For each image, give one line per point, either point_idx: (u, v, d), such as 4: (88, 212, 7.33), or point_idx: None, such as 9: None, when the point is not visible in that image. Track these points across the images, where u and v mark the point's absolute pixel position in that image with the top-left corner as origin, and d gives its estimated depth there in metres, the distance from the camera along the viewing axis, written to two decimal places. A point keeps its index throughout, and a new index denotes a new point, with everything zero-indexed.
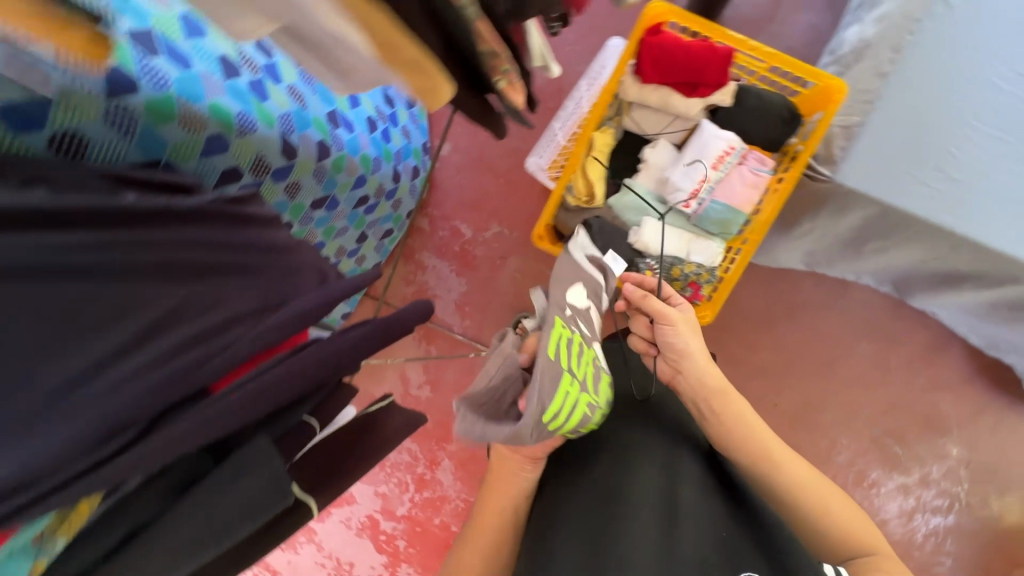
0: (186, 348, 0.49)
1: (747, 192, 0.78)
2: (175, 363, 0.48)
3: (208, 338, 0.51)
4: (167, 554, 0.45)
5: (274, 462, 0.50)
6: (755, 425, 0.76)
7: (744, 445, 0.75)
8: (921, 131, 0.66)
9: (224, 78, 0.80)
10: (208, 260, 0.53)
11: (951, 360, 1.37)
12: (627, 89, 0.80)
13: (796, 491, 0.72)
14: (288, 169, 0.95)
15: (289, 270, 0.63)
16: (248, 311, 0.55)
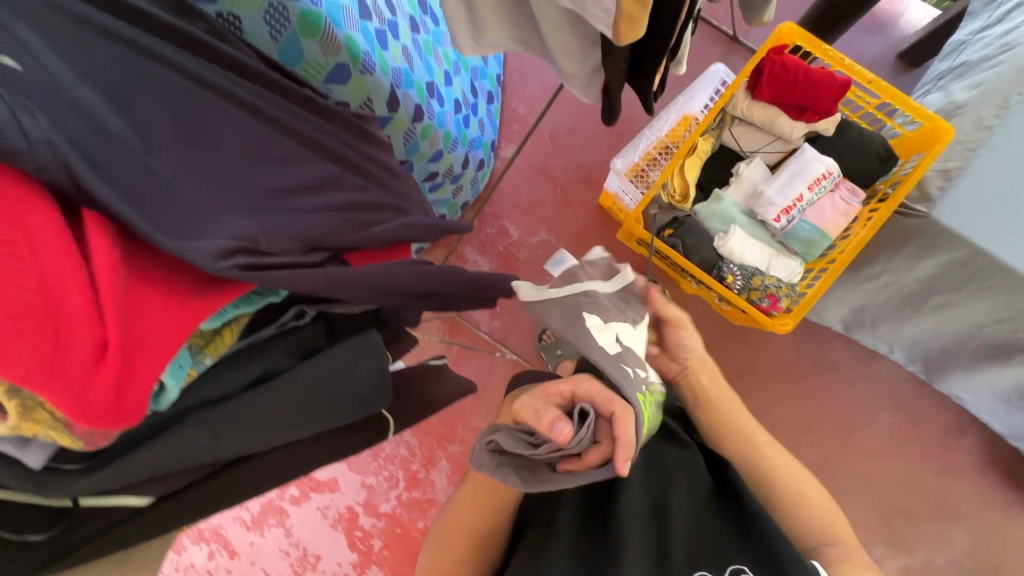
0: (330, 210, 0.48)
1: (837, 218, 0.81)
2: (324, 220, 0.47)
3: (350, 212, 0.50)
4: (286, 408, 0.40)
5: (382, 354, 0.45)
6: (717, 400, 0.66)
7: (718, 421, 0.65)
8: (1012, 176, 0.69)
9: (360, 17, 0.83)
10: (338, 151, 0.53)
11: (968, 446, 1.38)
12: (737, 103, 0.84)
13: (779, 475, 0.61)
14: (387, 120, 0.97)
15: (407, 191, 0.61)
16: (381, 207, 0.54)
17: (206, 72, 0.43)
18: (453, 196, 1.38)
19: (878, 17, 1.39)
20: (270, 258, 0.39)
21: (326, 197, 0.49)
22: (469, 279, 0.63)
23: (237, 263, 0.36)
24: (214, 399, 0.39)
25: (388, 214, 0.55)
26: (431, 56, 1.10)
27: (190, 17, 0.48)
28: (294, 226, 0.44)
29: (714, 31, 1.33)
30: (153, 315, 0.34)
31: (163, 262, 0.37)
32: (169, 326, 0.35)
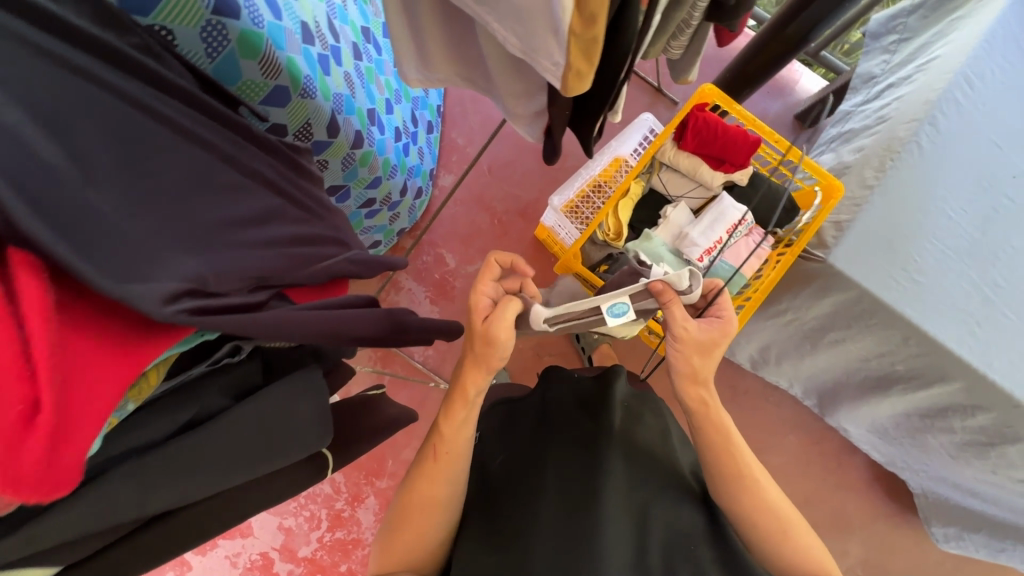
0: (275, 246, 0.47)
1: (749, 260, 0.89)
2: (277, 257, 0.46)
3: (293, 247, 0.49)
4: (226, 453, 0.37)
5: (319, 393, 0.46)
6: (722, 429, 0.71)
7: (716, 449, 0.70)
8: (891, 234, 0.81)
9: (302, 41, 0.82)
10: (281, 185, 0.52)
11: (858, 464, 1.54)
12: (664, 152, 0.91)
13: (764, 510, 0.67)
14: (326, 145, 0.94)
15: (337, 226, 0.62)
16: (323, 243, 0.54)
17: (149, 96, 0.40)
18: (389, 222, 1.36)
19: (779, 82, 1.57)
20: (220, 300, 0.37)
21: (268, 232, 0.47)
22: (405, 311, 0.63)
23: (185, 310, 0.34)
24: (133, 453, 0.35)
25: (332, 248, 0.54)
26: (373, 84, 1.10)
27: (122, 32, 0.45)
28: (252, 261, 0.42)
29: (641, 83, 1.44)
30: (92, 366, 0.32)
31: (100, 309, 0.34)
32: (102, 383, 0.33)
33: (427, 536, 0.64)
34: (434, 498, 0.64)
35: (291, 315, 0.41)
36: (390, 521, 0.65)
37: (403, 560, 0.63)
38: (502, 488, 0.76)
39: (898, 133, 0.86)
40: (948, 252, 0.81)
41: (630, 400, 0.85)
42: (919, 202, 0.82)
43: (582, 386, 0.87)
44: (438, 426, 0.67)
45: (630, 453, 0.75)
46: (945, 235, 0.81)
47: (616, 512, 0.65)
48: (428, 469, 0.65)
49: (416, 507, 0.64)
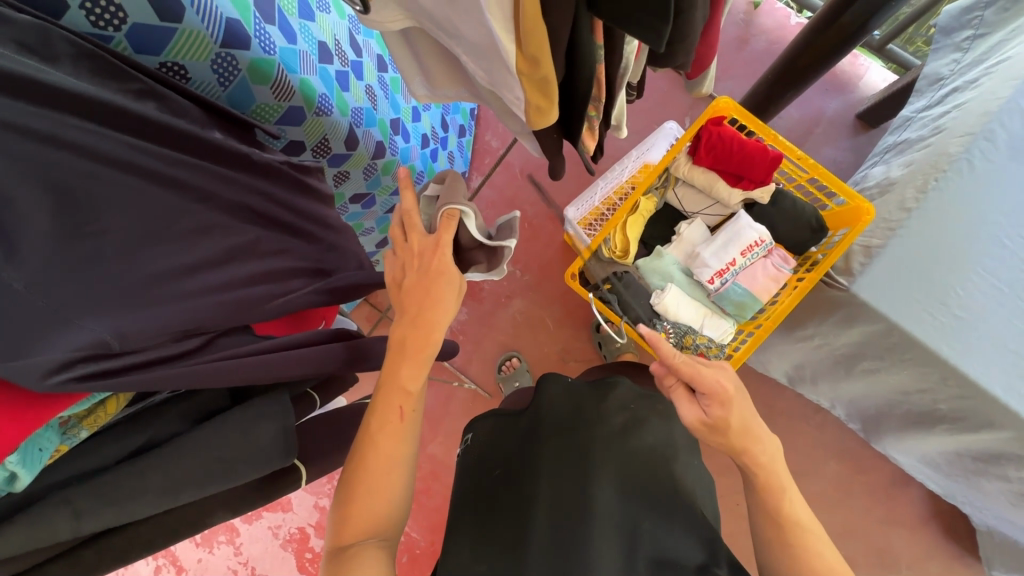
0: (244, 283, 0.50)
1: (765, 284, 0.84)
2: (239, 297, 0.49)
3: (261, 282, 0.52)
4: (174, 477, 0.41)
5: (283, 415, 0.49)
6: (760, 463, 0.57)
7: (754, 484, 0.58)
8: (927, 256, 0.73)
9: (319, 61, 0.85)
10: (268, 213, 0.55)
11: (910, 497, 1.41)
12: (679, 166, 0.87)
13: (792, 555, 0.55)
14: (345, 157, 0.98)
15: (334, 246, 0.63)
16: (295, 274, 0.57)
17: (115, 145, 0.42)
18: None
19: (840, 78, 1.43)
20: (126, 359, 0.41)
21: (236, 270, 0.50)
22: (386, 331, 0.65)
23: (74, 377, 0.38)
24: (88, 472, 0.41)
25: (302, 279, 0.57)
26: (398, 94, 1.12)
27: (122, 79, 0.51)
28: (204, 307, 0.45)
29: (681, 82, 1.36)
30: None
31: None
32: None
33: (389, 506, 0.55)
34: (394, 459, 0.56)
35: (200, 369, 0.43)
36: (343, 491, 0.56)
37: (364, 533, 0.54)
38: (495, 498, 0.70)
39: (949, 148, 0.76)
40: (997, 284, 0.72)
41: (634, 402, 0.76)
42: (965, 226, 0.73)
43: (573, 389, 0.79)
44: (399, 377, 0.59)
45: (626, 464, 0.68)
46: (994, 265, 0.72)
47: (606, 535, 0.60)
48: (393, 428, 0.57)
49: (375, 468, 0.55)
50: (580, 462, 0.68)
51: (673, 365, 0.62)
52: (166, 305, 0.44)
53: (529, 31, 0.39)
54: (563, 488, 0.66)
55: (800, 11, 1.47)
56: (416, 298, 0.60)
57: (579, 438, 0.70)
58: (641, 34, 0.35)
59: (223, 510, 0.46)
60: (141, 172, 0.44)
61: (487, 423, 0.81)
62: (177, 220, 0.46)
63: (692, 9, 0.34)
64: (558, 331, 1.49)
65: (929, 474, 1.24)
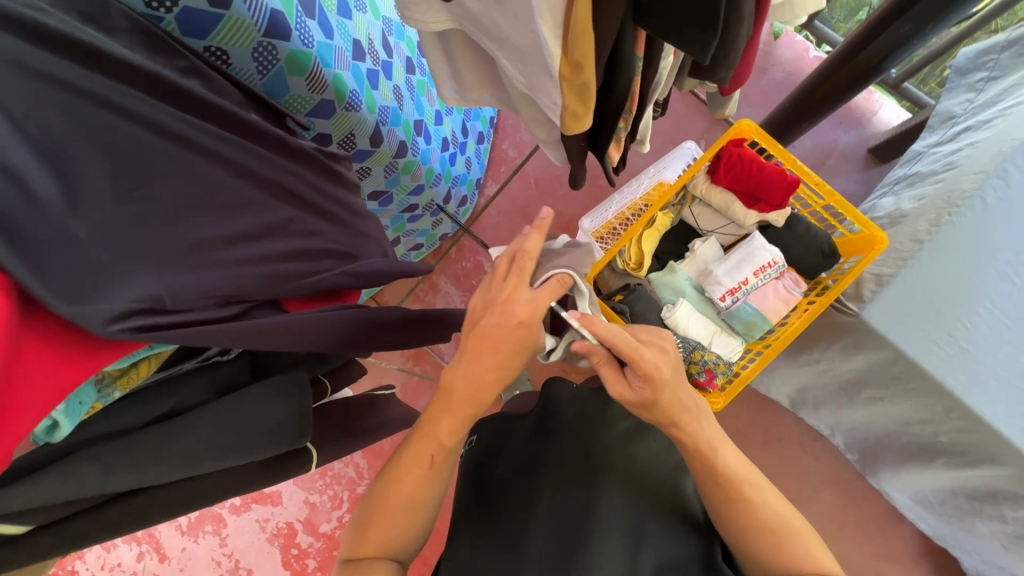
0: (276, 260, 0.51)
1: (776, 305, 0.85)
2: (271, 273, 0.50)
3: (291, 260, 0.53)
4: (198, 444, 0.41)
5: (302, 396, 0.50)
6: (682, 424, 0.59)
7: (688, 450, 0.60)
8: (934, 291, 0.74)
9: (352, 58, 0.87)
10: (302, 195, 0.56)
11: (901, 535, 1.40)
12: (697, 184, 0.89)
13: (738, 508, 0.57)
14: (369, 153, 1.00)
15: (360, 232, 0.64)
16: (325, 256, 0.57)
17: (169, 118, 0.43)
18: (431, 226, 1.41)
19: (854, 112, 1.46)
20: (173, 317, 0.42)
21: (272, 246, 0.51)
22: (407, 317, 0.66)
23: (130, 329, 0.38)
24: (110, 433, 0.41)
25: (331, 261, 0.58)
26: (423, 96, 1.15)
27: (169, 56, 0.51)
28: (236, 278, 0.46)
29: (699, 105, 1.39)
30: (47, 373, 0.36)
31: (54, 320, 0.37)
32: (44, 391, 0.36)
33: (403, 539, 0.57)
34: (415, 502, 0.57)
35: (244, 330, 0.44)
36: (365, 514, 0.58)
37: (378, 556, 0.56)
38: (500, 497, 0.70)
39: (962, 185, 0.78)
40: (1006, 319, 0.72)
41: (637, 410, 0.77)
42: (973, 259, 0.74)
43: (580, 395, 0.80)
44: (434, 427, 0.57)
45: (632, 469, 0.68)
46: (1002, 300, 0.73)
47: (610, 534, 0.60)
48: (420, 473, 0.57)
49: (396, 504, 0.57)
50: (584, 462, 0.68)
51: (613, 341, 0.56)
52: (200, 273, 0.44)
53: (577, 36, 0.40)
54: (567, 489, 0.66)
55: (818, 45, 1.50)
56: (479, 349, 0.54)
57: (585, 440, 0.71)
58: (689, 49, 0.37)
59: (238, 484, 0.47)
60: (187, 144, 0.45)
61: (494, 423, 0.83)
62: (218, 194, 0.47)
63: (739, 26, 0.35)
64: None
65: (922, 512, 1.24)
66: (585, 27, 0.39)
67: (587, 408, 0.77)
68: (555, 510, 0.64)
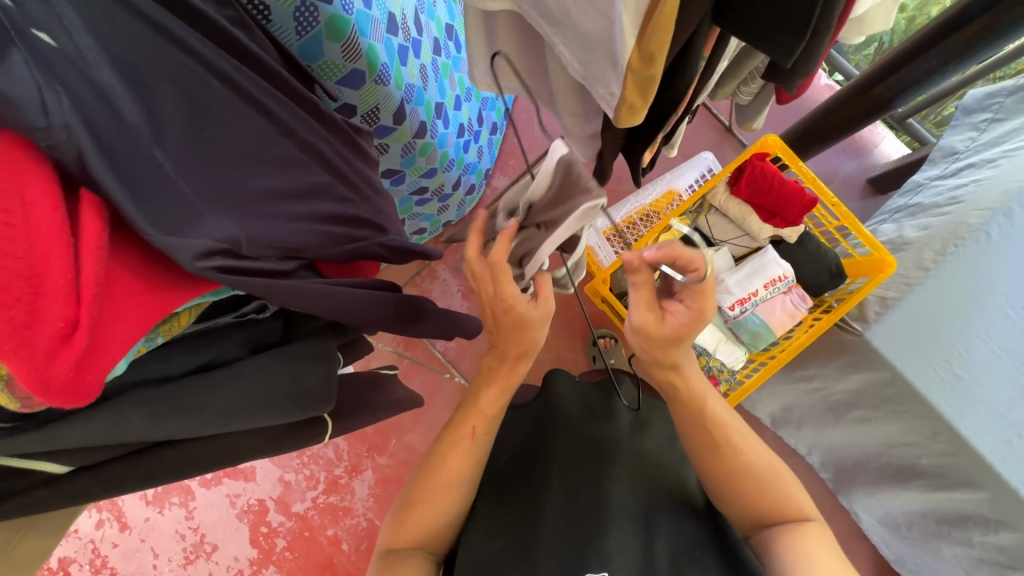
0: (320, 220, 0.50)
1: (782, 318, 0.87)
2: (319, 231, 0.49)
3: (334, 224, 0.52)
4: (235, 400, 0.40)
5: (328, 363, 0.49)
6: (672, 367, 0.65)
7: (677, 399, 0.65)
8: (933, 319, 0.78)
9: (386, 31, 0.86)
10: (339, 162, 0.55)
11: (863, 555, 1.45)
12: (716, 194, 0.91)
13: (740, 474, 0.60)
14: (390, 130, 0.99)
15: (381, 210, 0.64)
16: (361, 225, 0.57)
17: (229, 63, 0.43)
18: (437, 212, 1.39)
19: (857, 142, 1.51)
20: (251, 263, 0.40)
21: (316, 205, 0.50)
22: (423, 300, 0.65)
23: (216, 266, 0.36)
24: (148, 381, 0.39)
25: (367, 231, 0.57)
26: (446, 79, 1.13)
27: (223, 3, 0.50)
28: (285, 234, 0.45)
29: (711, 120, 1.41)
30: (123, 300, 0.33)
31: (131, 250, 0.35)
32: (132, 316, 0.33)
33: (444, 514, 0.62)
34: (456, 478, 0.62)
35: (306, 290, 0.43)
36: (405, 499, 0.62)
37: (417, 539, 0.60)
38: (508, 486, 0.70)
39: (968, 220, 0.82)
40: (999, 351, 0.76)
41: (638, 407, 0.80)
42: (974, 291, 0.77)
43: (579, 394, 0.80)
44: (475, 402, 0.67)
45: (640, 462, 0.69)
46: (997, 332, 0.76)
47: (624, 523, 0.60)
48: (461, 446, 0.64)
49: (438, 480, 0.62)
50: (592, 451, 0.70)
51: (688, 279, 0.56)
52: (253, 223, 0.42)
53: (657, 28, 0.41)
54: (576, 481, 0.66)
55: (829, 74, 1.54)
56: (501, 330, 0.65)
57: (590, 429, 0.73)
58: (772, 52, 0.38)
59: (259, 444, 0.46)
60: (243, 93, 0.44)
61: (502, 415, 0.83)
62: (270, 147, 0.46)
63: (826, 34, 0.36)
64: (555, 340, 1.50)
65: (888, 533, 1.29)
66: (668, 22, 0.40)
67: (591, 402, 0.79)
68: (565, 497, 0.64)
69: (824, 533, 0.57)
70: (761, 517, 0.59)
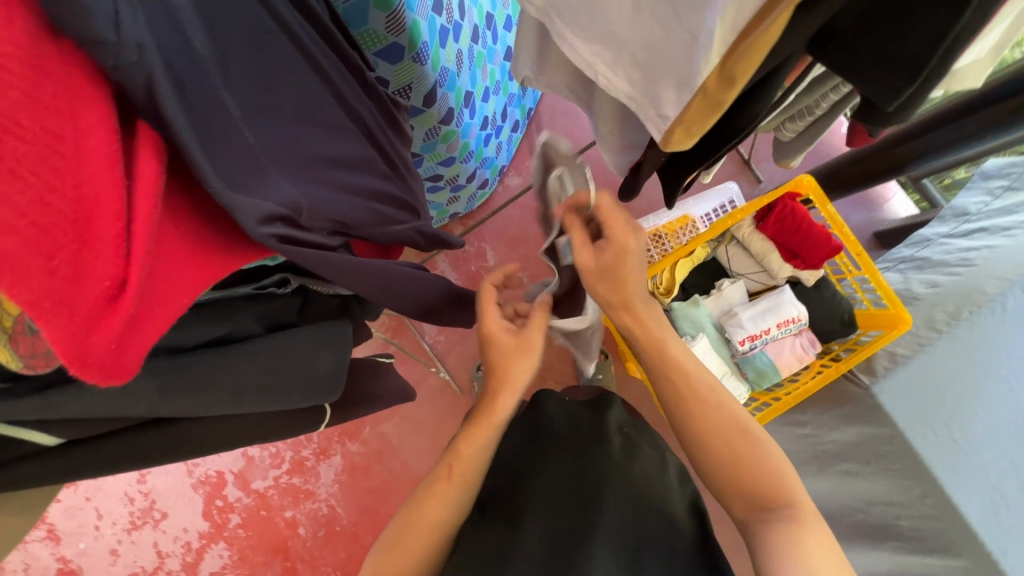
0: (372, 197, 0.47)
1: (789, 359, 0.86)
2: (372, 208, 0.46)
3: (379, 202, 0.49)
4: (241, 381, 0.37)
5: (343, 342, 0.44)
6: (651, 330, 0.59)
7: (663, 370, 0.58)
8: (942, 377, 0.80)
9: (432, 9, 0.82)
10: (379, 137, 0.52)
11: None
12: (741, 227, 0.90)
13: (714, 431, 0.54)
14: (417, 112, 0.95)
15: (413, 191, 0.61)
16: (399, 206, 0.53)
17: (289, 11, 0.39)
18: (447, 203, 1.35)
19: (870, 195, 1.52)
20: (310, 237, 0.36)
21: (365, 182, 0.47)
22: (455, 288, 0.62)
23: (277, 235, 0.33)
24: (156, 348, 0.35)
25: (405, 214, 0.54)
26: (479, 69, 1.10)
27: None
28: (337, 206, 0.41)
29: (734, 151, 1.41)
30: (172, 259, 0.29)
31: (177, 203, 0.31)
32: (178, 280, 0.29)
33: (426, 559, 0.55)
34: (432, 523, 0.56)
35: (354, 269, 0.40)
36: (377, 548, 0.55)
37: None
38: (499, 499, 0.66)
39: (984, 287, 0.82)
40: (1003, 423, 0.75)
41: (629, 426, 0.74)
42: (982, 359, 0.78)
43: (573, 409, 0.77)
44: (454, 445, 0.60)
45: (629, 489, 0.62)
46: (1006, 404, 0.75)
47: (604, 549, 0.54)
48: (441, 488, 0.57)
49: (412, 528, 0.55)
50: (581, 477, 0.65)
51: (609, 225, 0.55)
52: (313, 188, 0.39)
53: (749, 50, 0.37)
54: (565, 502, 0.62)
55: None
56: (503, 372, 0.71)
57: (581, 453, 0.68)
58: (874, 94, 0.36)
59: (247, 430, 0.41)
60: (300, 50, 0.40)
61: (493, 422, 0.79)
62: (323, 110, 0.42)
63: (937, 83, 0.35)
64: None
65: None
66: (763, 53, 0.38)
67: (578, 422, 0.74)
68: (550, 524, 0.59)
69: (819, 524, 0.47)
70: (748, 490, 0.51)
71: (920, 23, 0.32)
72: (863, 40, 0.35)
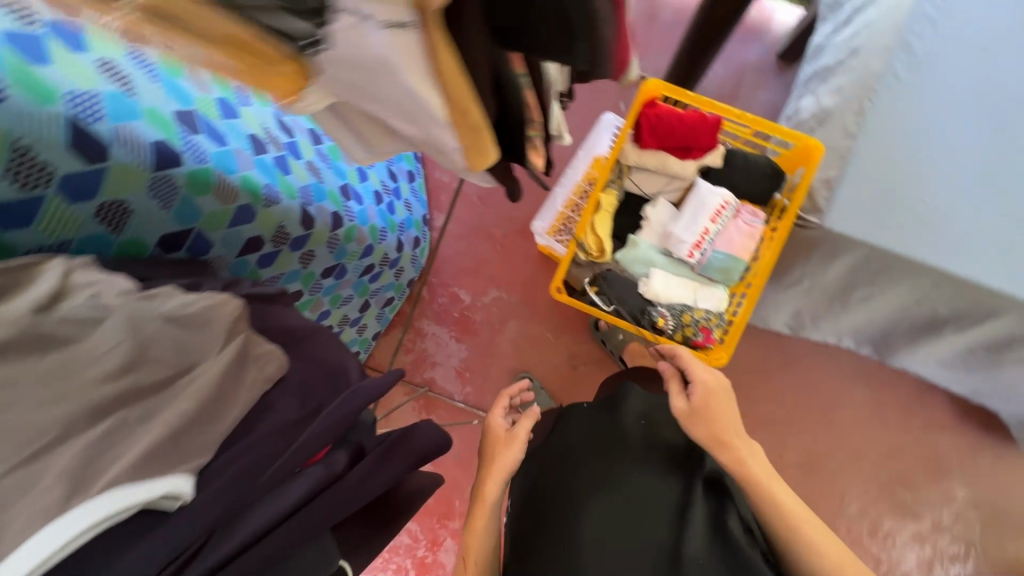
0: (235, 463, 0.54)
1: (745, 242, 0.85)
2: (266, 444, 0.56)
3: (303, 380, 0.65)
4: None
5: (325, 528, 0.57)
6: (772, 491, 0.70)
7: (763, 506, 0.70)
8: (892, 176, 0.74)
9: (254, 154, 0.84)
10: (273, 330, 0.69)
11: (941, 404, 1.44)
12: (628, 155, 0.88)
13: (785, 525, 0.68)
14: (304, 239, 0.97)
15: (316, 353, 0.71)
16: (279, 404, 0.61)
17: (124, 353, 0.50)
18: (395, 278, 1.42)
19: (748, 25, 1.47)
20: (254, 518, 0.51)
21: (220, 425, 0.54)
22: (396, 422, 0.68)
23: None
24: None
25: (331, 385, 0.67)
26: (340, 160, 1.11)
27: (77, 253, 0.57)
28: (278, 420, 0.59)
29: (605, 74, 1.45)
30: None
31: None
32: None
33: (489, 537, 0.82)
34: (490, 501, 0.83)
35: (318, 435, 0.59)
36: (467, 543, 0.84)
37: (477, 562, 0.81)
38: (553, 503, 0.84)
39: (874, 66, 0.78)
40: (961, 180, 0.74)
41: (647, 408, 0.89)
42: (914, 141, 0.75)
43: (593, 414, 0.92)
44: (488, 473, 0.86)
45: (648, 491, 0.80)
46: (951, 164, 0.74)
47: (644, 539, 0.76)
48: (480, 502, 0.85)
49: (480, 515, 0.83)
50: (609, 477, 0.82)
51: None
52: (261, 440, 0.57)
53: (449, 84, 0.45)
54: (604, 513, 0.78)
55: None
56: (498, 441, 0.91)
57: (614, 461, 0.83)
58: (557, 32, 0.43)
59: None
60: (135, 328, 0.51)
61: (547, 443, 0.95)
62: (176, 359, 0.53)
63: (579, 12, 0.41)
64: (557, 340, 1.54)
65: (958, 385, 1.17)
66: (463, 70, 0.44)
67: (608, 438, 0.87)
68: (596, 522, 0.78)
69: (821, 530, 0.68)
70: (780, 531, 0.69)
71: (543, 13, 0.42)
72: (515, 38, 0.45)
